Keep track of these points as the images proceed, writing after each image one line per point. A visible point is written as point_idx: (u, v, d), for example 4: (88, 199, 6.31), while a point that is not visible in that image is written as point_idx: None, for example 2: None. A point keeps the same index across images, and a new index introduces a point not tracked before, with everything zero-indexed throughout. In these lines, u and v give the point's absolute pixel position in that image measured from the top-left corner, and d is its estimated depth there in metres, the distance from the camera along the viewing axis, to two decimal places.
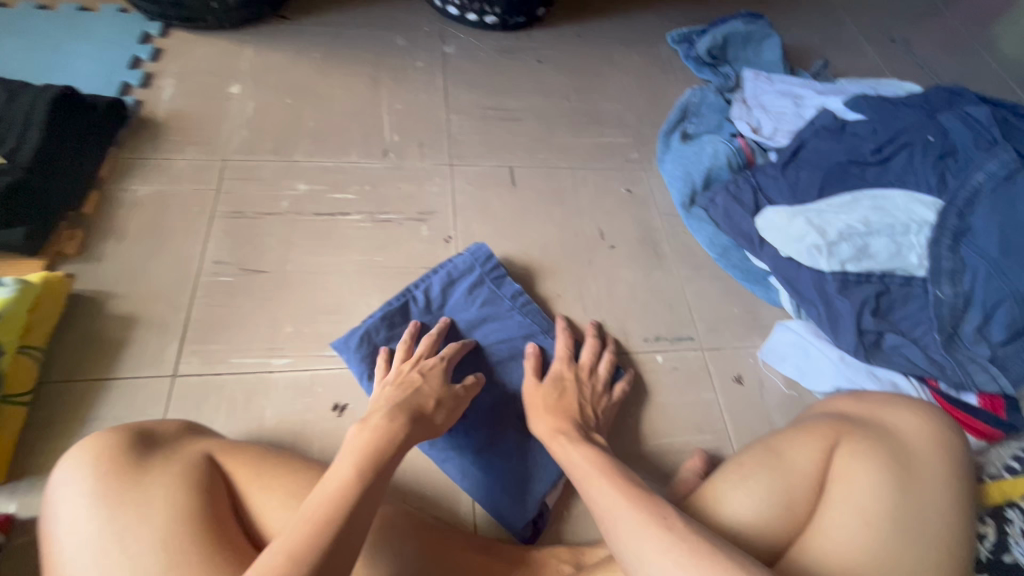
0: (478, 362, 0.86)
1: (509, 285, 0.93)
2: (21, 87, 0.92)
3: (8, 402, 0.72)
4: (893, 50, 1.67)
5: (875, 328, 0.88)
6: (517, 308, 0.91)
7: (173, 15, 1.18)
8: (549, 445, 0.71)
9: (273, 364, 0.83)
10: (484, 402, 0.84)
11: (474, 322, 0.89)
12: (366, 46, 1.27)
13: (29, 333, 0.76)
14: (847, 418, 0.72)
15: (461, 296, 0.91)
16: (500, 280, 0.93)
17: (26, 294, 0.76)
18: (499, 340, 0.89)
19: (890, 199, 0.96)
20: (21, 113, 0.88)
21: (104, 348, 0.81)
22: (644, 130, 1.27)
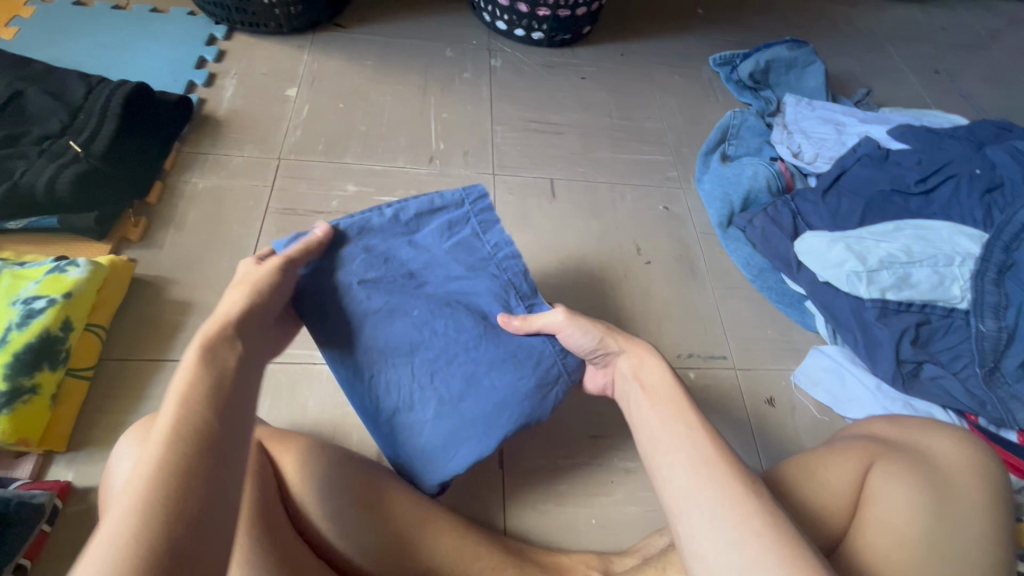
0: (429, 308, 0.72)
1: (498, 233, 0.75)
2: (99, 81, 0.99)
3: (71, 375, 0.76)
4: (938, 81, 1.66)
5: (913, 358, 0.87)
6: (499, 263, 0.74)
7: (238, 19, 1.25)
8: (632, 362, 0.66)
9: (318, 356, 0.87)
10: (416, 364, 0.71)
11: (444, 266, 0.73)
12: (416, 56, 1.32)
13: (94, 311, 0.81)
14: (882, 441, 0.72)
15: (436, 228, 0.73)
16: (489, 224, 0.75)
17: (95, 276, 0.81)
18: (463, 292, 0.73)
19: (933, 229, 0.95)
20: (99, 105, 0.94)
21: (160, 331, 0.85)
22: (683, 149, 1.29)
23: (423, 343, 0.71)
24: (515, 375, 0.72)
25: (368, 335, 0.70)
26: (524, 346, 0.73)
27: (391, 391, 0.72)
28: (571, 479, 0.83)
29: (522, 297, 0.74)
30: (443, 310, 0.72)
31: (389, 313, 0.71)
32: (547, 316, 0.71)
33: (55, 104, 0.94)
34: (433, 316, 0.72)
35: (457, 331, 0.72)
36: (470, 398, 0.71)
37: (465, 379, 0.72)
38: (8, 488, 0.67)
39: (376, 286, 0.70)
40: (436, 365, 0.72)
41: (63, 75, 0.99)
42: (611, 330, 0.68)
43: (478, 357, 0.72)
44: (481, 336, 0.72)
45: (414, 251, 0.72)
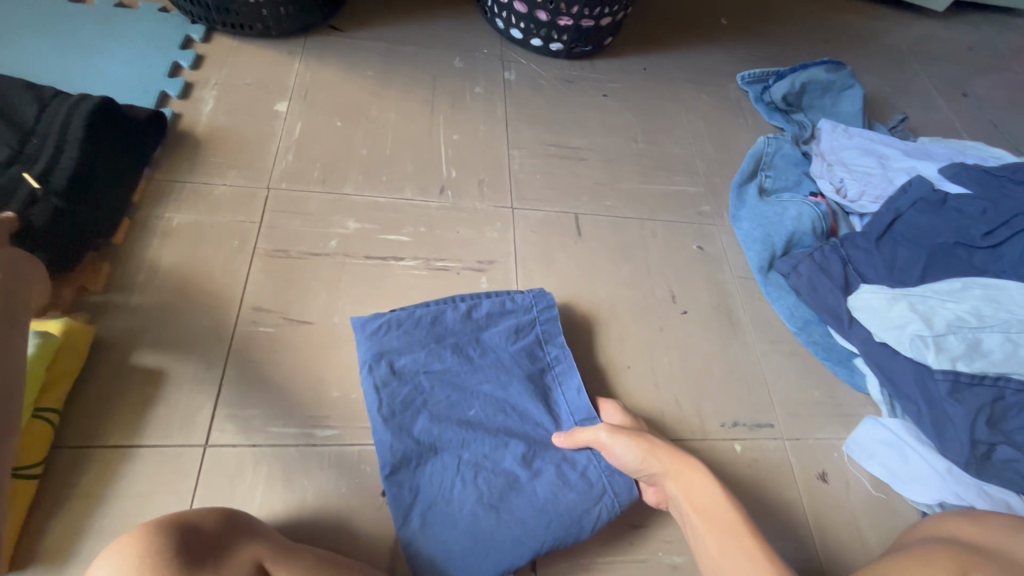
0: (486, 407, 0.77)
1: (558, 346, 0.84)
2: (52, 95, 0.84)
3: (16, 476, 0.62)
4: (966, 104, 1.59)
5: (988, 439, 0.78)
6: (556, 375, 0.82)
7: (219, 19, 1.09)
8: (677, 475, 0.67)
9: (317, 436, 0.74)
10: (469, 459, 0.73)
11: (507, 366, 0.81)
12: (422, 67, 1.18)
13: (43, 393, 0.67)
14: (969, 547, 0.64)
15: (508, 329, 0.83)
16: (551, 336, 0.84)
17: (44, 348, 0.68)
18: (519, 394, 0.79)
19: (1004, 289, 0.86)
20: (56, 127, 0.79)
21: (125, 407, 0.71)
22: (715, 179, 1.18)
23: (473, 437, 0.74)
24: (559, 484, 0.72)
25: (422, 419, 0.74)
26: (574, 461, 0.74)
27: (427, 479, 0.71)
28: None
29: (574, 409, 0.79)
30: (499, 408, 0.77)
31: (448, 403, 0.76)
32: (586, 433, 0.73)
33: (0, 125, 0.80)
34: (489, 415, 0.76)
35: (508, 433, 0.76)
36: (511, 500, 0.70)
37: (509, 480, 0.72)
38: None
39: (443, 376, 0.78)
40: (483, 460, 0.73)
41: (6, 86, 0.83)
42: (651, 448, 0.69)
43: (524, 462, 0.74)
44: (530, 442, 0.75)
45: (483, 347, 0.81)
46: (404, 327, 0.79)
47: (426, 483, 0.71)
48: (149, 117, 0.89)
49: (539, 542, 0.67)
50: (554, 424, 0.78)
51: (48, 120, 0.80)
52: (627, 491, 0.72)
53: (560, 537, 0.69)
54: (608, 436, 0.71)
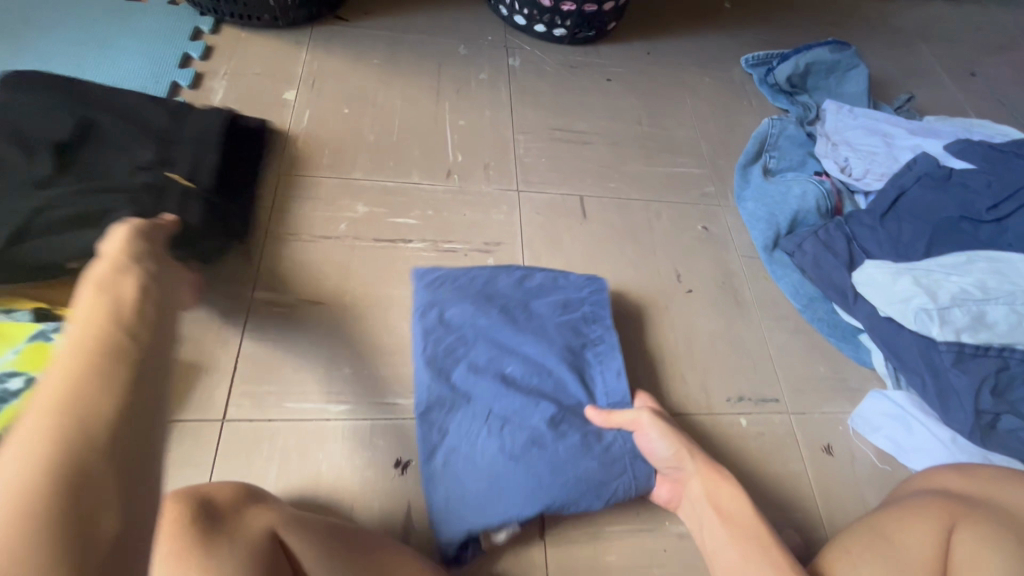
0: (524, 367, 0.79)
1: (604, 327, 0.85)
2: (183, 107, 0.91)
3: None
4: (973, 84, 1.57)
5: (993, 409, 0.79)
6: (596, 351, 0.83)
7: (227, 11, 1.11)
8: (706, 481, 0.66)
9: (331, 411, 0.76)
10: (499, 411, 0.75)
11: (550, 332, 0.83)
12: (427, 54, 1.19)
13: None
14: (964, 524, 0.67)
15: (555, 304, 0.85)
16: (599, 318, 0.85)
17: None
18: (557, 359, 0.80)
19: (1008, 262, 0.86)
20: (192, 133, 0.88)
21: None
22: (719, 161, 1.18)
23: (506, 390, 0.76)
24: (582, 450, 0.73)
25: (458, 368, 0.78)
26: (600, 435, 0.74)
27: (456, 423, 0.74)
28: (620, 551, 0.73)
29: (609, 389, 0.79)
30: (534, 369, 0.79)
31: (488, 359, 0.79)
32: (623, 415, 0.73)
33: (139, 129, 0.86)
34: (524, 376, 0.79)
35: (540, 392, 0.77)
36: (532, 456, 0.71)
37: (534, 437, 0.73)
38: None
39: (486, 332, 0.81)
40: (512, 415, 0.75)
41: (134, 95, 0.90)
42: (689, 450, 0.68)
43: (553, 422, 0.75)
44: (561, 407, 0.76)
45: (527, 314, 0.84)
46: (452, 290, 0.84)
47: (454, 428, 0.74)
48: (257, 126, 0.97)
49: (550, 499, 0.69)
50: (586, 397, 0.78)
51: (184, 129, 0.88)
52: (647, 473, 0.72)
53: (571, 500, 0.69)
54: (654, 426, 0.70)
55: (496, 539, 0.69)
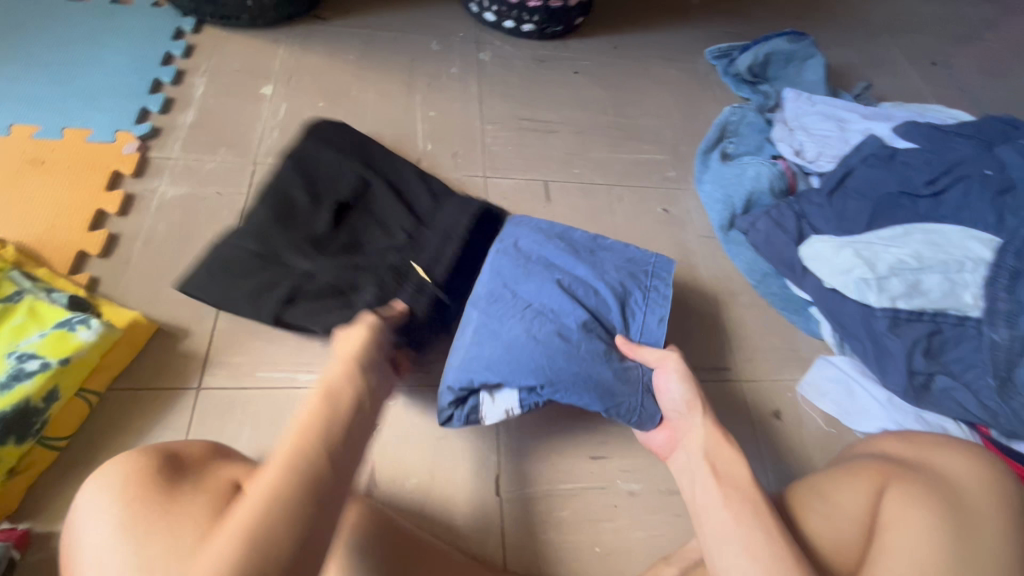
0: (575, 282, 0.81)
1: (664, 283, 0.84)
2: (442, 194, 0.95)
3: (43, 443, 0.67)
4: (935, 72, 1.62)
5: (926, 370, 0.84)
6: (649, 297, 0.83)
7: (208, 11, 1.16)
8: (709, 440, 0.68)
9: (301, 380, 0.80)
10: (537, 306, 0.78)
11: (608, 266, 0.84)
12: (400, 50, 1.24)
13: (94, 375, 0.73)
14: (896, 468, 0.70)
15: (622, 257, 0.86)
16: (658, 276, 0.85)
17: (104, 340, 0.72)
18: (608, 286, 0.82)
19: (943, 233, 0.91)
20: (443, 225, 0.89)
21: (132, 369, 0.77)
22: (681, 148, 1.24)
23: (555, 294, 0.79)
24: (599, 359, 0.75)
25: (510, 274, 0.81)
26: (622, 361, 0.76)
27: (495, 305, 0.78)
28: (574, 507, 0.78)
29: (646, 330, 0.80)
30: (581, 285, 0.81)
31: (544, 267, 0.82)
32: (650, 353, 0.76)
33: (399, 210, 0.90)
34: (576, 294, 0.80)
35: (581, 301, 0.79)
36: (552, 346, 0.74)
37: (561, 334, 0.75)
38: None
39: (547, 250, 0.85)
40: (549, 311, 0.78)
41: (409, 175, 0.97)
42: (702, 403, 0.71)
43: (586, 330, 0.77)
44: (596, 322, 0.79)
45: (591, 253, 0.86)
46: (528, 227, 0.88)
47: (489, 309, 0.78)
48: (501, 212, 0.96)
49: (550, 381, 0.72)
50: (621, 328, 0.80)
51: (440, 218, 0.90)
52: (651, 411, 0.75)
53: (570, 392, 0.73)
54: (683, 377, 0.73)
55: (490, 403, 0.75)
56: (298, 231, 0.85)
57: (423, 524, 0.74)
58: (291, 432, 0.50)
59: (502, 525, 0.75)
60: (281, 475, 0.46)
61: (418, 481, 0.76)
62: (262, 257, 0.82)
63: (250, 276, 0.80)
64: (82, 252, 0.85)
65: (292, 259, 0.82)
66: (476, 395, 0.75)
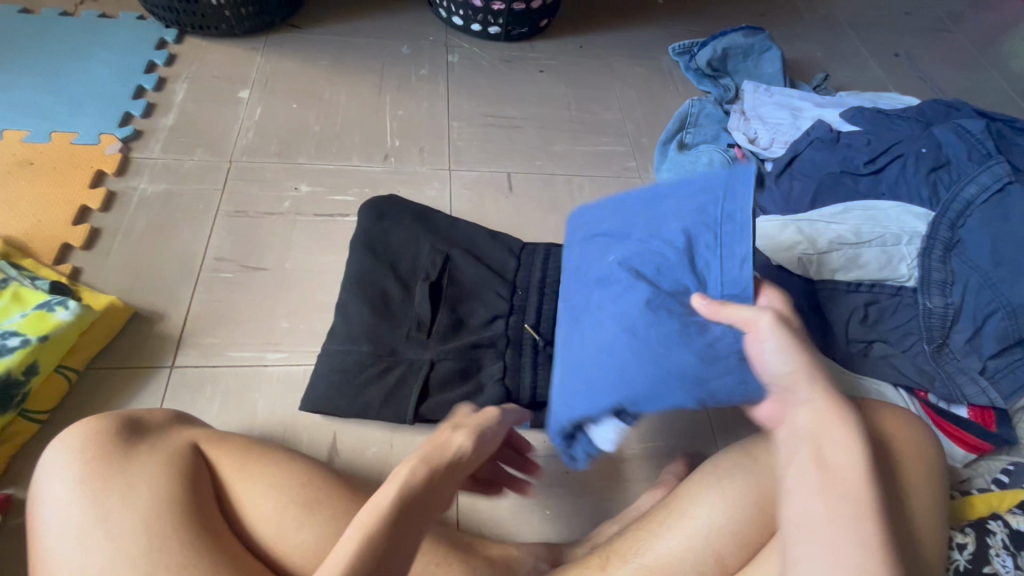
0: (630, 254, 0.68)
1: (737, 204, 0.64)
2: (520, 248, 0.95)
3: (23, 416, 0.73)
4: (897, 63, 1.66)
5: (862, 338, 0.89)
6: (726, 233, 0.63)
7: (189, 22, 1.24)
8: (815, 417, 0.51)
9: (268, 359, 0.85)
10: (597, 305, 0.68)
11: (665, 217, 0.68)
12: (372, 55, 1.31)
13: (73, 353, 0.78)
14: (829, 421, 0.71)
15: (686, 197, 0.68)
16: (722, 199, 0.65)
17: (82, 320, 0.77)
18: (665, 241, 0.66)
19: (880, 209, 0.95)
20: (536, 283, 0.91)
21: (111, 350, 0.82)
22: (642, 139, 1.29)
23: (615, 290, 0.67)
24: (678, 348, 0.60)
25: (578, 280, 0.75)
26: (702, 339, 0.59)
27: (572, 324, 0.73)
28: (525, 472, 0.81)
29: (727, 277, 0.61)
30: (636, 256, 0.67)
31: (598, 255, 0.73)
32: (739, 310, 0.56)
33: (489, 276, 0.90)
34: (641, 272, 0.66)
35: (639, 275, 0.66)
36: (616, 346, 0.63)
37: (627, 329, 0.63)
38: None
39: (599, 235, 0.75)
40: (607, 307, 0.67)
41: (475, 233, 0.96)
42: (811, 377, 0.52)
43: (652, 323, 0.62)
44: (666, 295, 0.63)
45: (645, 208, 0.71)
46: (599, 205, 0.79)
47: (570, 328, 0.72)
48: None
49: (623, 398, 0.61)
50: (698, 287, 0.62)
51: (530, 274, 0.92)
52: (756, 387, 0.56)
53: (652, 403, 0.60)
54: (786, 347, 0.53)
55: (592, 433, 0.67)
56: (400, 323, 0.84)
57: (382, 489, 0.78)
58: (353, 530, 0.44)
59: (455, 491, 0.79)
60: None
61: (378, 451, 0.81)
62: (379, 357, 0.81)
63: (366, 386, 0.80)
64: (66, 244, 0.91)
65: (407, 352, 0.82)
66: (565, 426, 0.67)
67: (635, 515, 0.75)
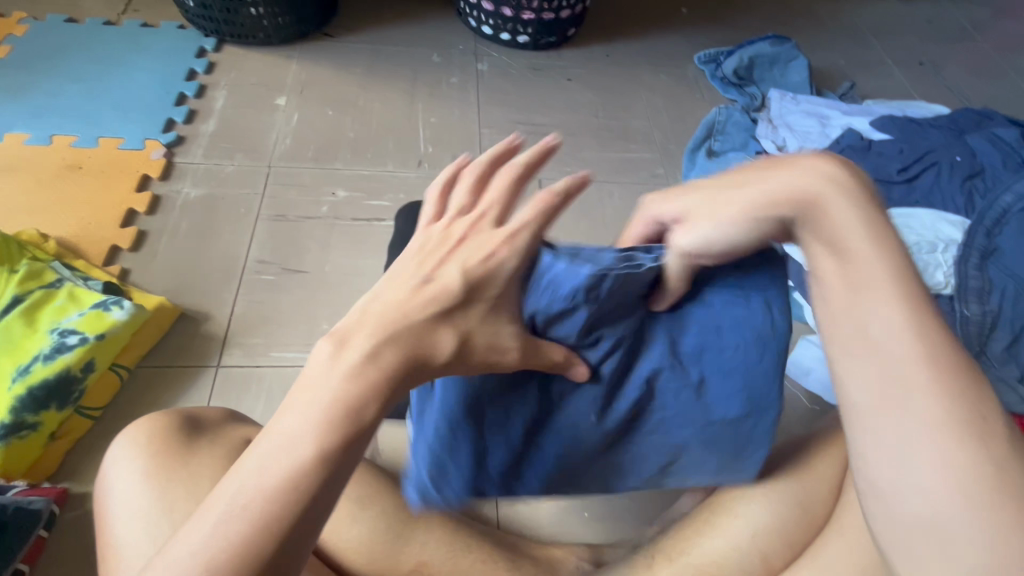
0: (607, 420, 0.47)
1: (565, 281, 0.40)
2: None
3: (78, 412, 0.75)
4: (921, 72, 1.67)
5: None
6: (594, 295, 0.41)
7: (228, 32, 1.27)
8: (825, 220, 0.41)
9: (310, 359, 0.87)
10: (642, 436, 0.50)
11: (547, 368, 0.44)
12: (403, 63, 1.34)
13: (126, 351, 0.81)
14: None
15: (483, 365, 0.41)
16: (542, 293, 0.40)
17: (134, 320, 0.80)
18: (596, 375, 0.45)
19: (916, 217, 0.95)
20: None
21: (160, 349, 0.84)
22: (670, 146, 1.30)
23: (636, 420, 0.48)
24: (740, 367, 0.47)
25: (587, 475, 0.52)
26: (728, 311, 0.46)
27: (643, 477, 0.54)
28: None
29: (638, 290, 0.43)
30: (608, 412, 0.47)
31: (571, 458, 0.49)
32: (666, 280, 0.45)
33: None
34: (616, 391, 0.46)
35: (632, 402, 0.47)
36: (720, 419, 0.49)
37: (705, 409, 0.49)
38: (4, 494, 0.67)
39: (521, 457, 0.48)
40: (659, 428, 0.49)
41: None
42: (795, 209, 0.41)
43: (700, 360, 0.47)
44: (676, 374, 0.47)
45: (482, 417, 0.44)
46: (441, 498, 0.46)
47: (650, 474, 0.54)
48: None
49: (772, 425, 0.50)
50: (639, 312, 0.45)
51: None
52: (769, 277, 0.48)
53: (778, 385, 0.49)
54: (730, 238, 0.42)
55: None
56: None
57: None
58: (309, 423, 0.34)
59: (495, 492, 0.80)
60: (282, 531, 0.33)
61: None
62: None
63: None
64: (114, 246, 0.93)
65: None
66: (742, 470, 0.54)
67: (675, 516, 0.75)
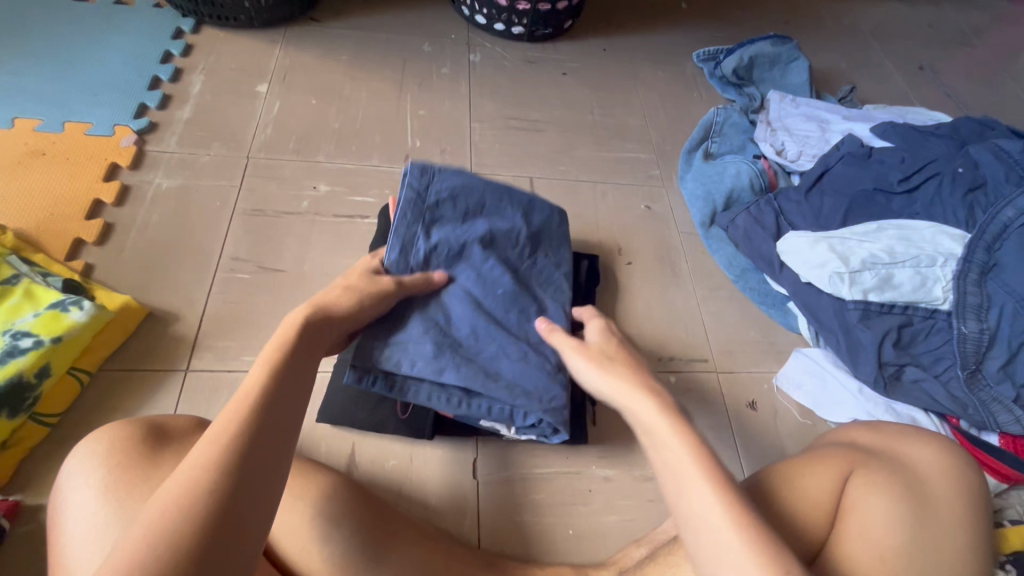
0: (508, 301, 0.75)
1: (413, 350, 0.68)
2: None
3: (32, 419, 0.70)
4: (921, 77, 1.64)
5: (896, 361, 0.85)
6: (426, 328, 0.70)
7: (207, 12, 1.20)
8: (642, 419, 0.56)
9: None
10: (523, 265, 0.81)
11: (474, 347, 0.72)
12: (393, 51, 1.28)
13: (86, 354, 0.76)
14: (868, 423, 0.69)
15: (441, 366, 0.69)
16: (417, 352, 0.69)
17: (96, 321, 0.76)
18: (481, 321, 0.73)
19: (916, 230, 0.93)
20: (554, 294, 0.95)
21: (126, 351, 0.80)
22: (667, 148, 1.25)
23: (511, 268, 0.79)
24: (492, 204, 0.81)
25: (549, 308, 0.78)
26: (478, 187, 0.80)
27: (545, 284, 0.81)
28: (550, 490, 0.79)
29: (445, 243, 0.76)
30: (503, 304, 0.75)
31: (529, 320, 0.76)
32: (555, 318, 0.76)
33: None
34: (486, 280, 0.76)
35: (502, 283, 0.76)
36: (503, 215, 0.81)
37: (506, 222, 0.81)
38: None
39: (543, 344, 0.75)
40: (517, 260, 0.81)
41: None
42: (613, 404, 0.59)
43: (486, 209, 0.80)
44: (487, 239, 0.78)
45: (485, 369, 0.71)
46: (542, 407, 0.70)
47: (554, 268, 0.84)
48: (590, 267, 0.97)
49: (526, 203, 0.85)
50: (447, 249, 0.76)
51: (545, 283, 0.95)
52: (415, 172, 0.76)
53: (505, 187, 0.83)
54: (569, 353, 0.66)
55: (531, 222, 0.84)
56: None
57: (402, 501, 0.76)
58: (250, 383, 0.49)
59: (479, 507, 0.77)
60: (245, 425, 0.44)
61: (397, 463, 0.78)
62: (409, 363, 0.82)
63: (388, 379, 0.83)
64: (77, 239, 0.88)
65: None
66: (567, 242, 0.87)
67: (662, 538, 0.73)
